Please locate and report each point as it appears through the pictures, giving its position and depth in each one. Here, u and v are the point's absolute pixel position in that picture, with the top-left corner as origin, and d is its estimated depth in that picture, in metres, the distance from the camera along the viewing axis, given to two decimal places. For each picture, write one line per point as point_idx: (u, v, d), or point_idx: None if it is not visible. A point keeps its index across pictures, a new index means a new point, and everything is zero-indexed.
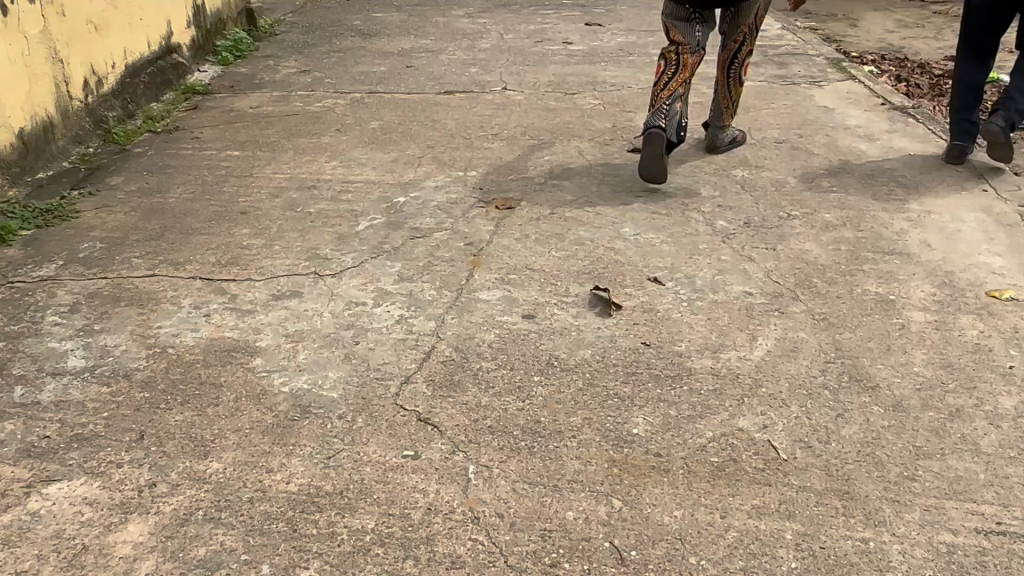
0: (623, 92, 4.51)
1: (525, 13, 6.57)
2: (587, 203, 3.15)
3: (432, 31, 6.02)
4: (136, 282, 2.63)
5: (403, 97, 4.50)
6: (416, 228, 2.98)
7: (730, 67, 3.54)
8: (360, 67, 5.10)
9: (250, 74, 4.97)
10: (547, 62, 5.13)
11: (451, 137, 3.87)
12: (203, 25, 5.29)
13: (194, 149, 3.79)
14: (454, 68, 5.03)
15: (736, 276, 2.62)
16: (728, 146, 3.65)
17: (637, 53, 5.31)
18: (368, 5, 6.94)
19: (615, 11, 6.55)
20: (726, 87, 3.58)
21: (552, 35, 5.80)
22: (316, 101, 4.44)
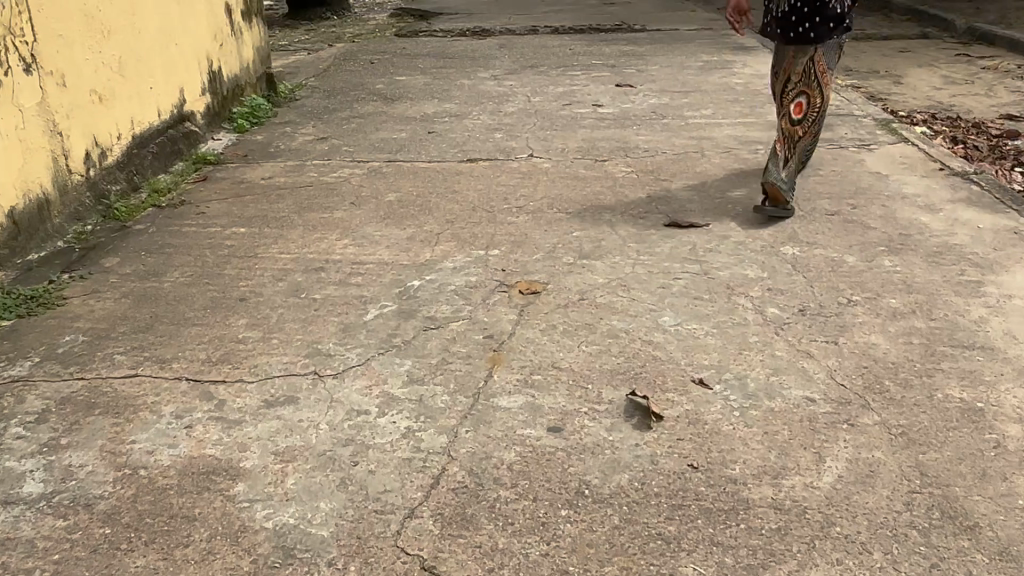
0: (658, 159, 4.23)
1: (553, 74, 6.36)
2: (620, 286, 2.83)
3: (457, 94, 5.82)
4: (115, 385, 2.34)
5: (424, 165, 4.26)
6: (431, 317, 2.68)
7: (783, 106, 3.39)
8: (380, 133, 4.88)
9: (266, 143, 4.77)
10: (576, 126, 4.88)
11: (473, 210, 3.60)
12: (219, 92, 5.11)
13: (199, 226, 3.55)
14: (478, 134, 4.79)
15: (794, 378, 2.28)
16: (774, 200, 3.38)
17: (671, 116, 5.05)
18: (392, 68, 6.78)
19: (647, 72, 6.32)
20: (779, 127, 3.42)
21: (581, 97, 5.57)
22: (332, 171, 4.21)
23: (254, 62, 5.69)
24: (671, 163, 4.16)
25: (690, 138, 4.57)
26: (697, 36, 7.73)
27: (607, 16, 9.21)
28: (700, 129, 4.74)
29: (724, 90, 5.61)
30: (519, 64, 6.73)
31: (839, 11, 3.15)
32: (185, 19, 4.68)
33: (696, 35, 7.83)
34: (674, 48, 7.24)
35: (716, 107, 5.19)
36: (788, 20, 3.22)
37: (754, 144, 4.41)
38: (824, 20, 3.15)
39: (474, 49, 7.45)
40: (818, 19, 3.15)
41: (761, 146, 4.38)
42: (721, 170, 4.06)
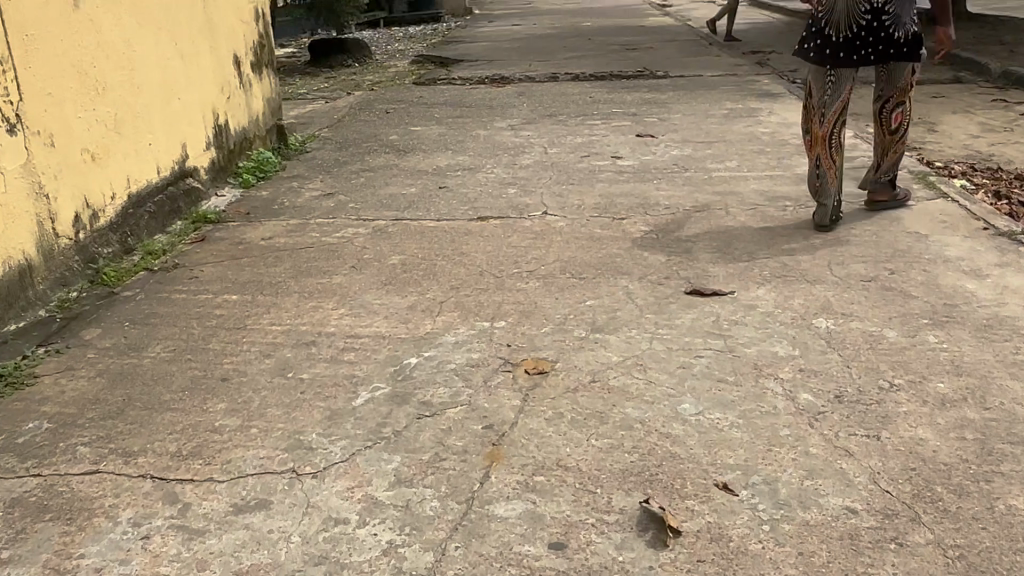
0: (678, 216, 3.99)
1: (572, 123, 6.17)
2: (636, 366, 2.58)
3: (471, 146, 5.63)
4: (73, 483, 2.12)
5: (432, 224, 4.04)
6: (426, 401, 2.44)
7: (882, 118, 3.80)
8: (389, 189, 4.69)
9: (270, 199, 4.59)
10: (594, 180, 4.66)
11: (480, 274, 3.37)
12: (226, 145, 4.97)
13: (190, 292, 3.35)
14: (491, 189, 4.58)
15: (831, 482, 2.00)
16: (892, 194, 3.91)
17: (693, 168, 4.82)
18: (407, 118, 6.63)
19: (669, 121, 6.11)
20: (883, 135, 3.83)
21: (600, 149, 5.36)
22: (335, 230, 4.01)
23: (265, 114, 5.55)
24: (693, 220, 3.91)
25: (714, 193, 4.33)
26: (721, 83, 7.53)
27: (629, 63, 9.05)
28: (725, 183, 4.50)
29: (749, 140, 5.38)
30: (538, 114, 6.55)
31: (901, 39, 3.52)
32: (189, 71, 4.55)
33: (720, 81, 7.63)
34: (698, 95, 7.04)
35: (741, 159, 4.95)
36: (849, 46, 3.52)
37: (782, 200, 4.16)
38: (886, 47, 3.52)
39: (491, 98, 7.29)
40: (881, 46, 3.52)
41: (790, 202, 4.13)
42: (747, 228, 3.80)
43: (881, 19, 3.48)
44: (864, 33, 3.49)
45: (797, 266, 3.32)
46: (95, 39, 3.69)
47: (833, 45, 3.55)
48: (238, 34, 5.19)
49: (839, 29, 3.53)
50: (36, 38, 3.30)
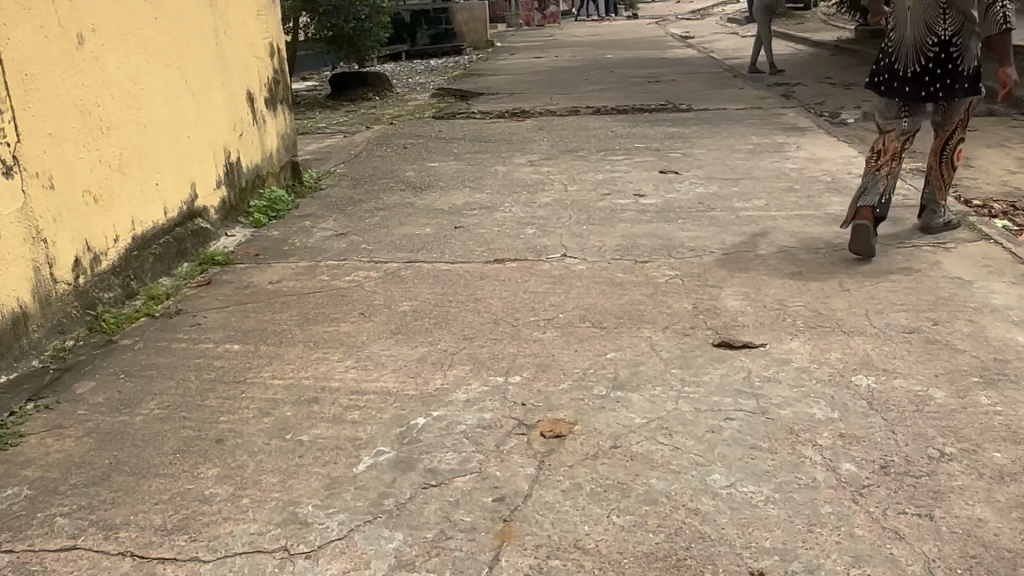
0: (704, 259, 3.79)
1: (593, 159, 6.00)
2: (661, 429, 2.38)
3: (489, 183, 5.48)
4: (48, 561, 1.95)
5: (446, 266, 3.88)
6: (434, 468, 2.25)
7: (942, 152, 3.88)
8: (403, 228, 4.54)
9: (281, 240, 4.45)
10: (616, 220, 4.49)
11: (495, 322, 3.19)
12: (238, 184, 4.84)
13: (191, 341, 3.19)
14: (508, 229, 4.41)
15: (881, 571, 1.79)
16: (943, 228, 3.97)
17: (719, 207, 4.63)
18: (425, 154, 6.50)
19: (693, 157, 5.93)
20: (939, 171, 3.90)
21: (622, 186, 5.19)
22: (346, 273, 3.86)
23: (279, 150, 5.44)
24: (720, 264, 3.72)
25: (741, 234, 4.13)
26: (746, 117, 7.35)
27: (650, 96, 8.90)
28: (752, 223, 4.30)
29: (777, 177, 5.18)
30: (558, 149, 6.40)
31: (969, 73, 3.60)
32: (200, 109, 4.45)
33: (745, 115, 7.45)
34: (722, 129, 6.86)
35: (769, 197, 4.76)
36: (918, 79, 3.66)
37: (814, 242, 3.96)
38: (952, 80, 3.61)
39: (511, 133, 7.16)
40: (949, 80, 3.62)
41: (822, 244, 3.92)
42: (777, 272, 3.60)
43: (949, 51, 3.58)
44: (932, 67, 3.62)
45: (832, 315, 3.11)
46: (100, 77, 3.59)
47: (902, 79, 3.70)
48: (252, 70, 5.09)
49: (907, 63, 3.68)
50: (37, 77, 3.19)
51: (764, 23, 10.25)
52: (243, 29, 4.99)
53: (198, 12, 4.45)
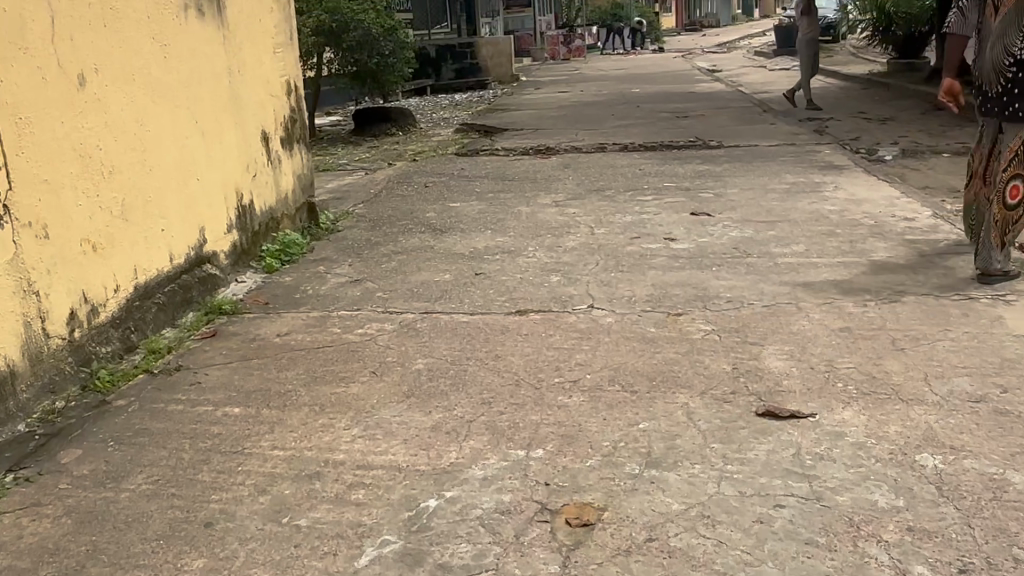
0: (743, 312, 3.52)
1: (621, 199, 5.77)
2: (703, 519, 2.10)
3: (512, 225, 5.25)
4: None
5: (466, 318, 3.64)
6: (445, 564, 1.99)
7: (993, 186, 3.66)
8: (421, 275, 4.31)
9: (293, 286, 4.24)
10: (646, 267, 4.23)
11: (516, 385, 2.94)
12: (250, 227, 4.65)
13: (189, 402, 2.97)
14: (532, 276, 4.18)
15: None
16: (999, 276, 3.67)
17: (756, 252, 4.36)
18: (446, 194, 6.29)
19: (725, 197, 5.67)
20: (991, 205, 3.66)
21: (652, 229, 4.94)
22: (358, 325, 3.62)
23: (295, 191, 5.25)
24: (760, 318, 3.44)
25: (781, 284, 3.85)
26: (779, 154, 7.09)
27: (679, 132, 8.67)
28: (792, 271, 4.03)
29: (815, 220, 4.91)
30: (584, 188, 6.17)
31: None
32: (211, 149, 4.27)
33: (778, 152, 7.19)
34: (755, 168, 6.60)
35: (809, 242, 4.48)
36: (1000, 100, 3.53)
37: (861, 293, 3.67)
38: None
39: (535, 171, 6.94)
40: None
41: (869, 296, 3.64)
42: (823, 327, 3.32)
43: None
44: (1010, 87, 3.46)
45: (886, 379, 2.83)
46: (102, 119, 3.41)
47: (988, 100, 3.58)
48: (267, 108, 4.92)
49: (990, 84, 3.55)
50: (32, 121, 3.01)
51: (808, 58, 10.00)
52: (258, 66, 4.83)
53: (211, 50, 4.29)
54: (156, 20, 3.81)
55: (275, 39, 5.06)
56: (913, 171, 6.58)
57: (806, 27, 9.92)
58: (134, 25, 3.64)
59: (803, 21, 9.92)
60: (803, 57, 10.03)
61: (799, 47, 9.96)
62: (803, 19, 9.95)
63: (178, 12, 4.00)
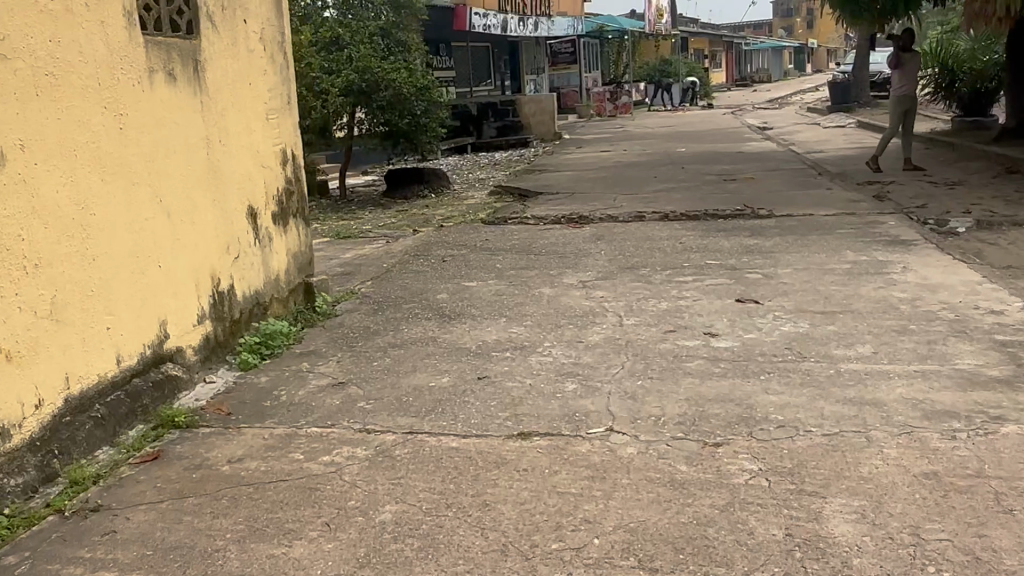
0: (797, 443, 2.82)
1: (657, 280, 5.12)
2: None
3: (531, 312, 4.63)
4: None
5: (456, 442, 3.00)
6: None
7: None
8: (416, 377, 3.70)
9: (266, 390, 3.65)
10: (680, 372, 3.55)
11: (502, 553, 2.28)
12: (231, 316, 4.11)
13: (90, 563, 2.35)
14: (544, 381, 3.53)
15: None
16: None
17: (813, 356, 3.66)
18: (464, 270, 5.70)
19: (776, 278, 4.98)
20: None
21: (690, 319, 4.27)
22: (326, 449, 3.00)
23: (288, 271, 4.71)
24: (820, 454, 2.74)
25: (845, 402, 3.15)
26: (837, 226, 6.39)
27: (726, 198, 8.01)
28: (858, 383, 3.31)
29: (883, 312, 4.19)
30: (616, 265, 5.53)
31: None
32: (180, 230, 3.74)
33: (836, 223, 6.49)
34: (810, 242, 5.90)
35: (877, 343, 3.76)
36: None
37: (946, 417, 2.95)
38: None
39: (564, 243, 6.33)
40: None
41: (958, 422, 2.91)
42: (901, 470, 2.61)
43: None
44: None
45: (993, 563, 2.11)
46: (28, 202, 2.89)
47: None
48: (256, 180, 4.41)
49: None
50: None
51: (897, 116, 9.27)
52: (246, 134, 4.33)
53: (183, 118, 3.80)
54: (109, 85, 3.31)
55: (269, 104, 4.58)
56: (992, 246, 5.81)
57: (899, 82, 9.19)
58: (77, 92, 3.14)
59: (896, 75, 9.23)
60: (893, 114, 9.32)
61: (889, 103, 9.24)
62: (896, 73, 9.24)
63: (142, 77, 3.51)
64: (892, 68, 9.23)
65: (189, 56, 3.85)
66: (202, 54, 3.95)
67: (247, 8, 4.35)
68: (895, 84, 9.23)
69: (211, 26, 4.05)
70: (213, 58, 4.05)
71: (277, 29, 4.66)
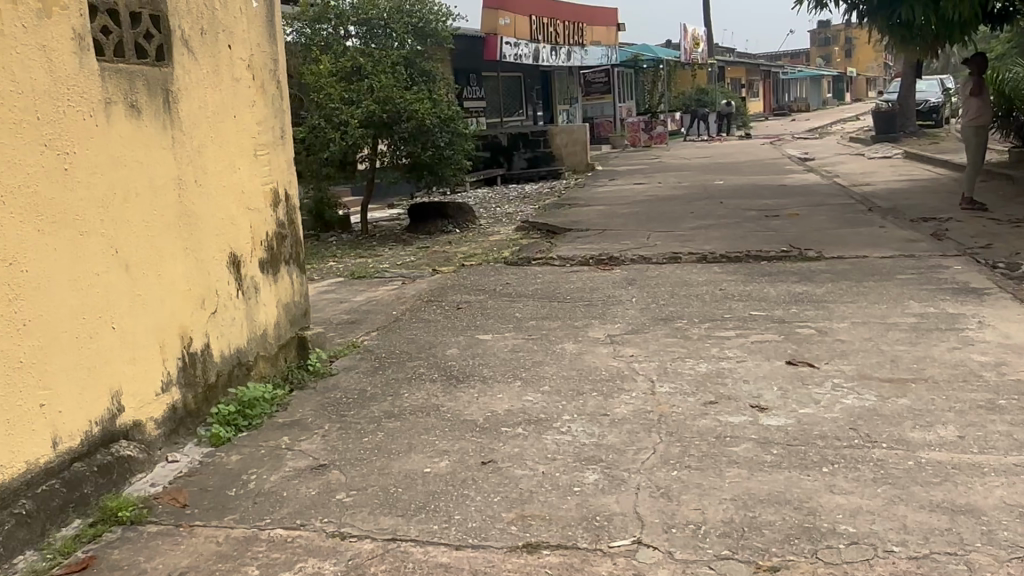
0: (877, 571, 2.22)
1: (695, 335, 4.53)
2: None
3: (551, 373, 4.06)
4: None
5: (446, 557, 2.43)
6: None
7: None
8: (410, 460, 3.14)
9: (233, 473, 3.12)
10: (723, 461, 2.94)
11: None
12: (205, 380, 3.60)
13: None
14: (561, 469, 2.96)
15: None
16: None
17: (885, 440, 3.04)
18: (479, 320, 5.15)
19: (832, 335, 4.36)
20: None
21: (735, 387, 3.67)
22: (288, 563, 2.45)
23: (277, 325, 4.20)
24: None
25: (933, 509, 2.52)
26: (896, 270, 5.75)
27: (769, 236, 7.41)
28: (946, 482, 2.69)
29: (963, 382, 3.55)
30: (648, 316, 4.95)
31: None
32: (142, 285, 3.24)
33: (894, 267, 5.86)
34: (867, 290, 5.27)
35: (962, 423, 3.14)
36: None
37: None
38: None
39: (591, 288, 5.76)
40: None
41: None
42: None
43: None
44: None
45: None
46: None
47: None
48: (240, 224, 3.92)
49: None
50: None
51: (974, 146, 8.64)
52: (229, 172, 3.84)
53: (149, 155, 3.31)
54: (51, 120, 2.83)
55: (258, 139, 4.09)
56: None
57: (975, 112, 8.59)
58: (7, 128, 2.66)
59: (973, 103, 8.61)
60: (969, 145, 8.69)
61: (965, 134, 8.62)
62: (972, 101, 8.62)
63: (96, 110, 3.03)
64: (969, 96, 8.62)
65: (159, 85, 3.37)
66: (175, 83, 3.47)
67: (232, 31, 3.88)
68: (972, 112, 8.61)
69: (188, 51, 3.57)
70: (189, 87, 3.57)
71: (268, 55, 4.18)
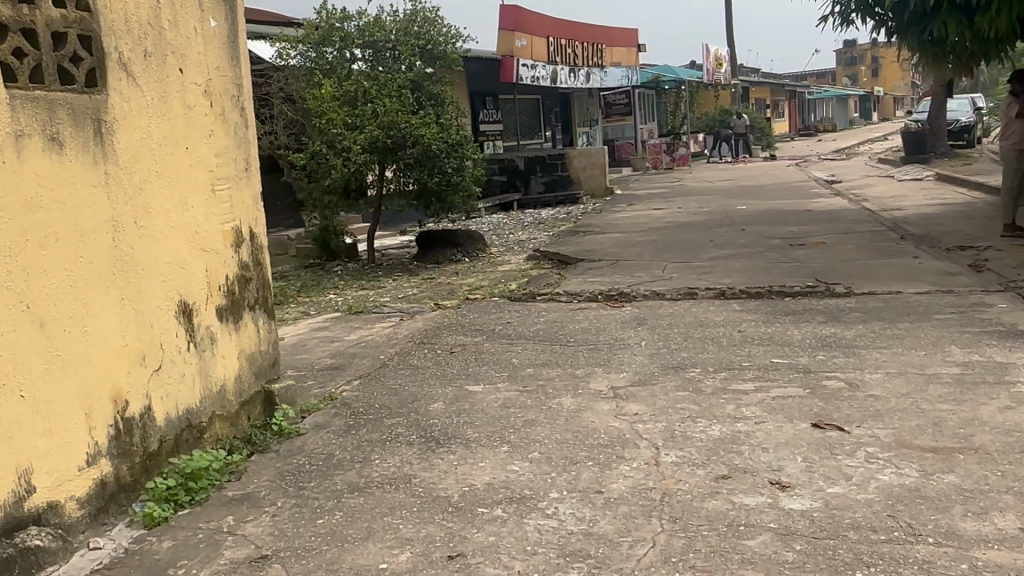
0: None
1: (709, 387, 4.03)
2: None
3: (543, 434, 3.58)
4: None
5: None
6: None
7: None
8: (366, 550, 2.67)
9: (159, 567, 2.68)
10: (735, 560, 2.45)
11: None
12: (144, 449, 3.17)
13: None
14: (540, 567, 2.48)
15: None
16: None
17: (931, 532, 2.53)
18: (473, 367, 4.68)
19: (864, 389, 3.85)
20: None
21: (753, 456, 3.17)
22: None
23: (238, 379, 3.77)
24: None
25: None
26: (933, 310, 5.22)
27: (794, 268, 6.90)
28: None
29: (1022, 454, 3.02)
30: (658, 364, 4.46)
31: None
32: (62, 343, 2.81)
33: (931, 305, 5.33)
34: (902, 333, 4.76)
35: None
36: None
37: None
38: None
39: (598, 329, 5.28)
40: None
41: None
42: None
43: None
44: None
45: None
46: None
47: None
48: (192, 268, 3.49)
49: None
50: None
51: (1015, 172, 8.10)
52: (178, 210, 3.42)
53: (74, 195, 2.89)
54: None
55: (215, 172, 3.68)
56: None
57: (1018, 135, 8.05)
58: None
59: (1016, 126, 8.06)
60: (1009, 170, 8.14)
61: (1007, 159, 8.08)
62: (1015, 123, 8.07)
63: (4, 144, 2.61)
64: (1012, 117, 8.07)
65: (89, 114, 2.96)
66: (110, 112, 3.06)
67: (184, 53, 3.48)
68: (1014, 135, 8.07)
69: (128, 76, 3.16)
70: (127, 116, 3.16)
71: (228, 81, 3.78)
